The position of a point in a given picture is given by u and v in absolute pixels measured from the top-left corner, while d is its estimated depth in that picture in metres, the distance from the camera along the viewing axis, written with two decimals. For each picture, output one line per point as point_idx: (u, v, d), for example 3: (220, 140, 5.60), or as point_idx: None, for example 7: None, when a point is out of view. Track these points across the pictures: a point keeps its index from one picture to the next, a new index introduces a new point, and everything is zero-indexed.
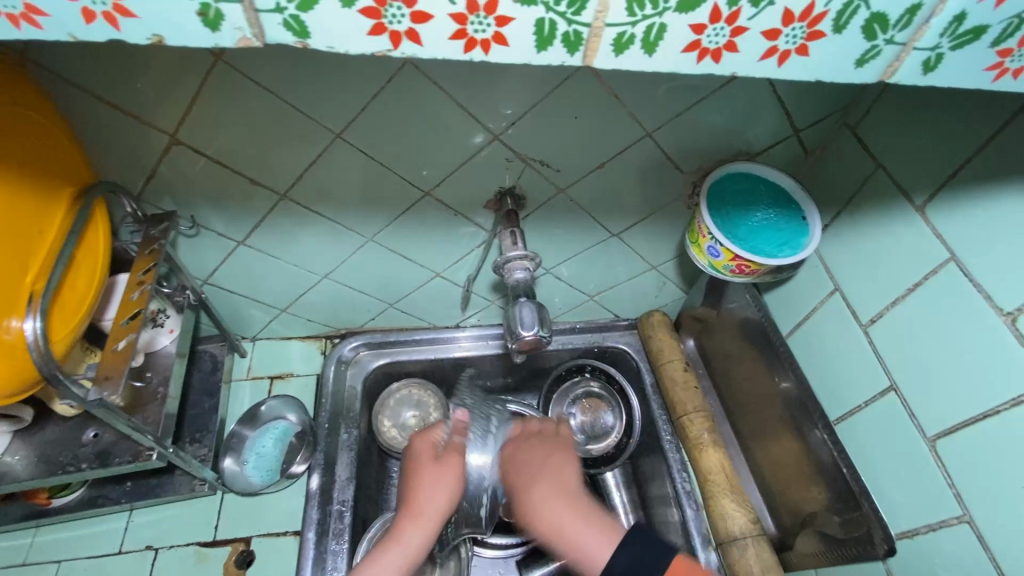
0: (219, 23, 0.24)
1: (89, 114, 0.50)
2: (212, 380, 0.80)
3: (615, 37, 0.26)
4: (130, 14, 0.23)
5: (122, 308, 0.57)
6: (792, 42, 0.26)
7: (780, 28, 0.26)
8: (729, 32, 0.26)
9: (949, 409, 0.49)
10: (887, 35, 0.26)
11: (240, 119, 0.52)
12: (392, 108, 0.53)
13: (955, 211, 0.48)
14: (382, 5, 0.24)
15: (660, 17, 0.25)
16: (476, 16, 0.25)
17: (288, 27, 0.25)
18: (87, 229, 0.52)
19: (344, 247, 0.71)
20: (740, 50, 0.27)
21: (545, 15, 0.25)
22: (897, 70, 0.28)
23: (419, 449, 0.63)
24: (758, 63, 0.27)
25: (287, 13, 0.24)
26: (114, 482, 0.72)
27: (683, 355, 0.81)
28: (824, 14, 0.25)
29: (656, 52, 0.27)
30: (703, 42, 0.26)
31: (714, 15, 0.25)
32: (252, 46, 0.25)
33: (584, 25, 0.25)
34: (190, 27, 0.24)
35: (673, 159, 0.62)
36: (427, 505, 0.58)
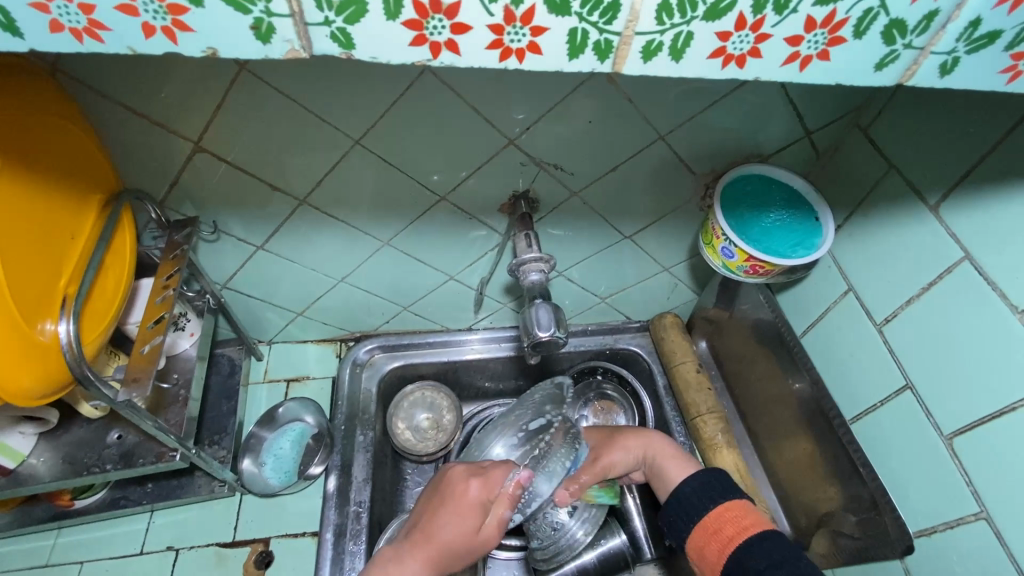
0: (271, 36, 0.25)
1: (120, 124, 0.51)
2: (230, 384, 0.82)
3: (645, 45, 0.27)
4: (188, 28, 0.24)
5: (147, 312, 0.59)
6: (812, 48, 0.27)
7: (803, 33, 0.27)
8: (753, 38, 0.27)
9: (965, 408, 0.49)
10: (904, 40, 0.27)
11: (264, 126, 0.54)
12: (411, 114, 0.54)
13: (968, 211, 0.49)
14: (424, 17, 0.25)
15: (688, 25, 0.26)
16: (513, 27, 0.26)
17: (333, 39, 0.26)
18: (115, 235, 0.54)
19: (360, 251, 0.73)
20: (764, 56, 0.28)
21: (578, 25, 0.26)
22: (914, 74, 0.29)
23: (453, 482, 0.58)
24: (780, 69, 0.28)
25: (333, 25, 0.25)
26: (136, 483, 0.74)
27: (695, 357, 0.81)
28: (845, 21, 0.26)
29: (684, 59, 0.27)
30: (728, 48, 0.27)
31: (738, 23, 0.26)
32: (300, 58, 0.27)
33: (615, 33, 0.26)
34: (244, 41, 0.25)
35: (686, 162, 0.63)
36: (446, 537, 0.55)
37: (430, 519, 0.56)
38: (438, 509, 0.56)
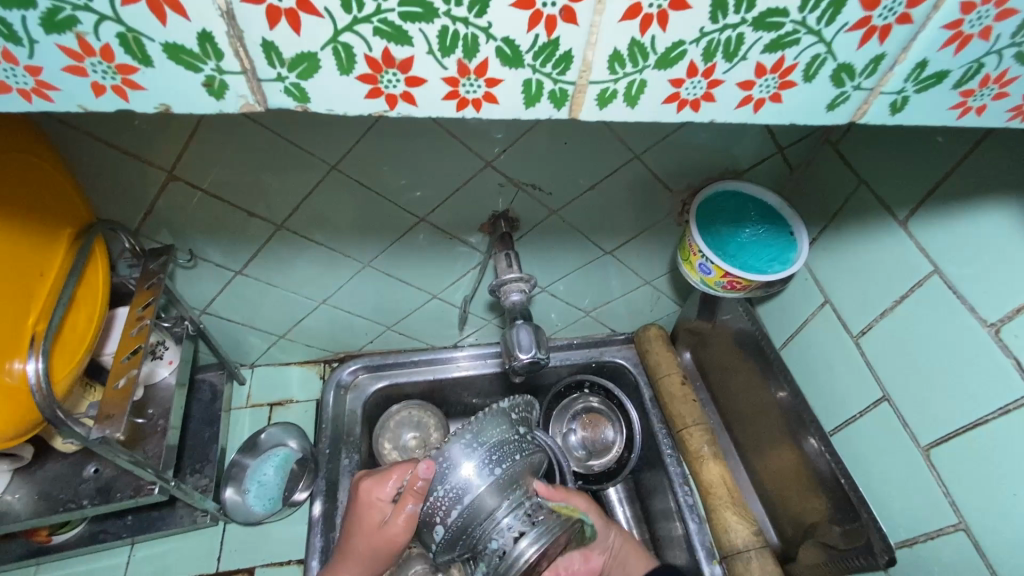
0: (223, 92, 0.25)
1: (91, 156, 0.51)
2: (213, 410, 0.80)
3: (599, 93, 0.27)
4: (139, 86, 0.24)
5: (121, 344, 0.57)
6: (766, 91, 0.28)
7: (754, 79, 0.27)
8: (706, 84, 0.27)
9: (940, 419, 0.50)
10: (854, 82, 0.28)
11: (238, 154, 0.53)
12: (386, 139, 0.54)
13: (936, 225, 0.50)
14: (378, 71, 0.25)
15: (641, 74, 0.26)
16: (468, 79, 0.26)
17: (288, 93, 0.26)
18: (87, 268, 0.53)
19: (341, 274, 0.72)
20: (717, 100, 0.28)
21: (532, 76, 0.26)
22: (866, 112, 0.29)
23: (364, 508, 0.63)
24: (735, 111, 0.29)
25: (287, 81, 0.25)
26: (115, 516, 0.72)
27: (680, 369, 0.81)
28: (794, 66, 0.27)
29: (639, 104, 0.28)
30: (682, 94, 0.28)
31: (691, 70, 0.26)
32: (255, 111, 0.27)
33: (569, 83, 0.27)
34: (195, 96, 0.25)
35: (662, 179, 0.64)
36: (359, 564, 0.63)
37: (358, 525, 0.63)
38: (352, 536, 0.63)
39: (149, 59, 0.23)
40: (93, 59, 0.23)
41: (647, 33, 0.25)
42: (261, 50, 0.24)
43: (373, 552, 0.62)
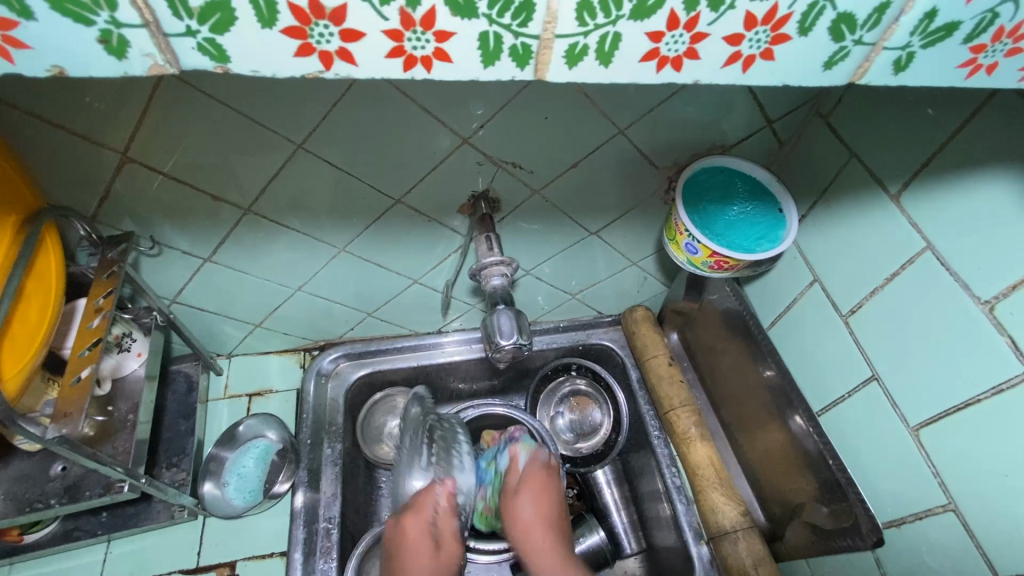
0: (125, 50, 0.22)
1: (31, 137, 0.47)
2: (189, 402, 0.78)
3: (568, 48, 0.25)
4: (22, 45, 0.21)
5: (80, 338, 0.55)
6: (756, 47, 0.25)
7: (743, 32, 0.25)
8: (689, 38, 0.25)
9: (930, 399, 0.49)
10: (854, 35, 0.25)
11: (194, 133, 0.50)
12: (353, 116, 0.51)
13: (929, 199, 0.48)
14: (306, 24, 0.22)
15: (614, 25, 0.24)
16: (414, 32, 0.23)
17: (203, 51, 0.23)
18: (36, 257, 0.49)
19: (316, 259, 0.69)
20: (701, 57, 0.26)
21: (489, 28, 0.23)
22: (867, 71, 0.27)
23: (413, 539, 0.60)
24: (722, 70, 0.26)
25: (199, 36, 0.22)
26: (89, 513, 0.70)
27: (667, 350, 0.80)
28: (789, 16, 0.24)
29: (613, 62, 0.25)
30: (662, 50, 0.25)
31: (672, 22, 0.24)
32: (166, 73, 0.24)
33: (532, 37, 0.24)
34: (97, 55, 0.22)
35: (648, 155, 0.61)
36: None
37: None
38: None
39: (29, 11, 0.20)
40: None
41: None
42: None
43: (434, 575, 0.59)
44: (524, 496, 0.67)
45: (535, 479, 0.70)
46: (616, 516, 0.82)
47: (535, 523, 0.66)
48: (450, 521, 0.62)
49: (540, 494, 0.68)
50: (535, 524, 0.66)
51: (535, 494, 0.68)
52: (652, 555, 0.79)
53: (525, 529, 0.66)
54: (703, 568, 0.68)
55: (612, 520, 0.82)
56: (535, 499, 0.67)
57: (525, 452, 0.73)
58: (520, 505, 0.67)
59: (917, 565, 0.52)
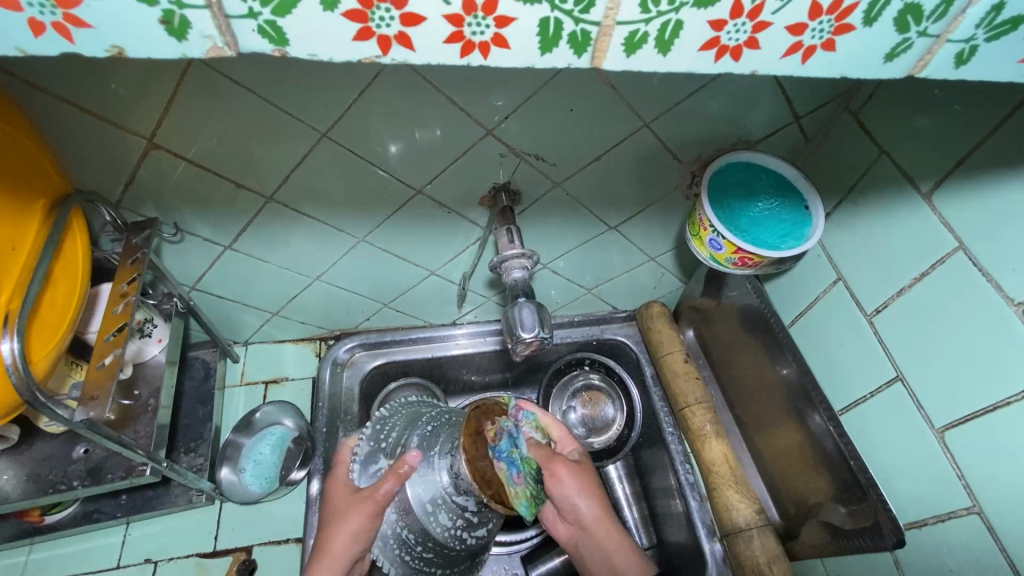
0: (186, 31, 0.22)
1: (63, 121, 0.47)
2: (206, 388, 0.79)
3: (627, 36, 0.24)
4: (84, 24, 0.22)
5: (105, 323, 0.55)
6: (817, 37, 0.25)
7: (806, 21, 0.24)
8: (750, 27, 0.24)
9: (957, 401, 0.49)
10: (919, 27, 0.25)
11: (222, 120, 0.50)
12: (379, 105, 0.50)
13: (962, 199, 0.47)
14: (368, 7, 0.22)
15: (677, 13, 0.23)
16: (474, 17, 0.23)
17: (263, 34, 0.23)
18: (64, 241, 0.50)
19: (335, 248, 0.69)
20: (762, 47, 0.25)
21: (550, 14, 0.23)
22: (927, 63, 0.27)
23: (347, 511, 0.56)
24: (781, 60, 0.26)
25: (260, 18, 0.22)
26: (109, 496, 0.71)
27: (683, 346, 0.80)
28: (854, 7, 0.24)
29: (672, 51, 0.25)
30: (722, 39, 0.25)
31: (735, 10, 0.24)
32: (225, 55, 0.24)
33: (592, 24, 0.24)
34: (153, 36, 0.22)
35: (672, 150, 0.61)
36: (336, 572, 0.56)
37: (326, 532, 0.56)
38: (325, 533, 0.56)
39: None
40: None
41: None
42: None
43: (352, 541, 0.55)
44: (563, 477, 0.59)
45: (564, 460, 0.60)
46: (628, 512, 0.83)
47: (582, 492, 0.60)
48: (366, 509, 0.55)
49: (582, 470, 0.62)
50: (597, 520, 0.61)
51: (582, 492, 0.60)
52: (662, 551, 0.79)
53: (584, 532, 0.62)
54: (716, 565, 0.68)
55: (623, 515, 0.83)
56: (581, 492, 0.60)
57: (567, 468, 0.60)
58: (576, 504, 0.60)
59: (937, 566, 0.52)
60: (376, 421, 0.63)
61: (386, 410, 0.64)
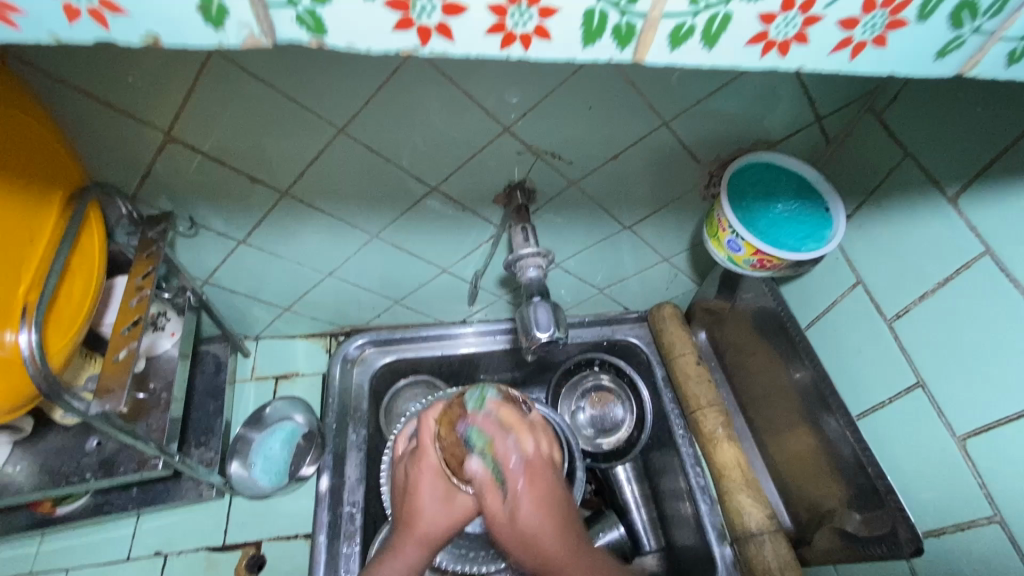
0: (223, 19, 0.22)
1: (84, 113, 0.47)
2: (217, 382, 0.79)
3: (673, 30, 0.24)
4: (120, 10, 0.21)
5: (121, 316, 0.55)
6: (869, 33, 0.24)
7: (859, 16, 0.24)
8: (800, 21, 0.24)
9: (982, 409, 0.48)
10: (975, 24, 0.24)
11: (241, 114, 0.50)
12: (397, 101, 0.50)
13: (991, 204, 0.47)
14: None
15: (726, 6, 0.23)
16: (519, 8, 0.23)
17: (301, 23, 0.23)
18: (82, 234, 0.50)
19: (348, 245, 0.69)
20: (810, 42, 0.25)
21: (597, 5, 0.23)
22: (978, 63, 0.26)
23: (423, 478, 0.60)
24: (829, 57, 0.26)
25: (300, 6, 0.22)
26: (120, 488, 0.71)
27: (695, 349, 0.79)
28: (909, 1, 0.23)
29: (718, 45, 0.25)
30: (770, 33, 0.24)
31: (786, 3, 0.23)
32: (260, 45, 0.23)
33: (639, 16, 0.23)
34: (188, 25, 0.22)
35: (690, 149, 0.60)
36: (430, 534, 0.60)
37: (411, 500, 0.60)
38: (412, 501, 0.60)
39: None
40: None
41: None
42: None
43: (442, 500, 0.60)
44: (518, 498, 0.58)
45: (522, 481, 0.59)
46: (636, 513, 0.82)
47: (542, 510, 0.58)
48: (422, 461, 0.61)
49: (540, 480, 0.59)
50: (568, 558, 0.57)
51: (530, 504, 0.58)
52: (670, 554, 0.78)
53: (525, 541, 0.58)
54: (726, 569, 0.68)
55: (631, 516, 0.82)
56: (533, 500, 0.58)
57: (534, 437, 0.61)
58: (525, 523, 0.57)
59: None
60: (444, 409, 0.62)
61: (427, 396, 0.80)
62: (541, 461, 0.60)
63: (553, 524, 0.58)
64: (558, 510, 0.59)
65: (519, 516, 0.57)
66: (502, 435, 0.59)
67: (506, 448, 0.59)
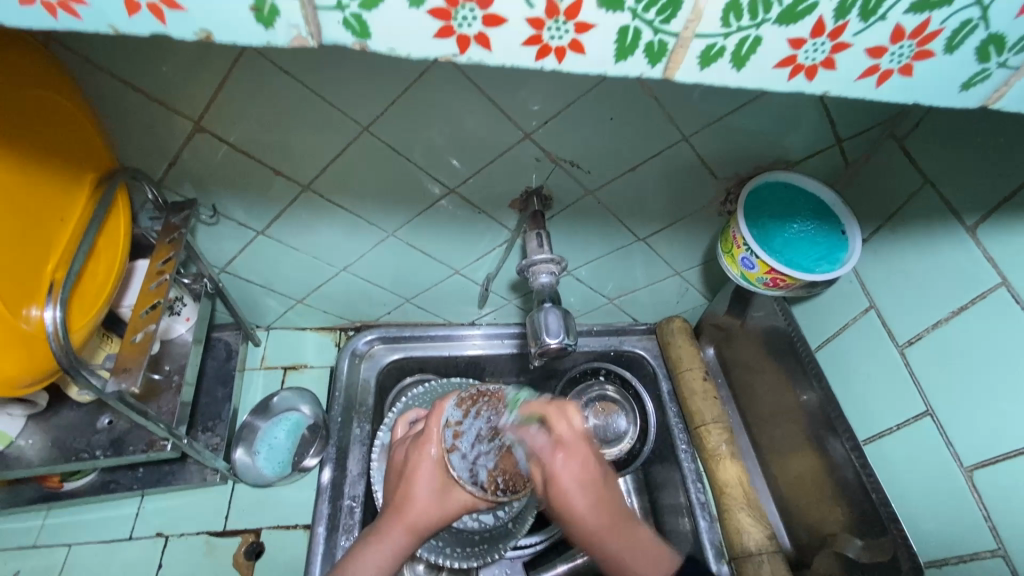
0: (274, 19, 0.23)
1: (120, 98, 0.48)
2: (227, 368, 0.80)
3: (703, 49, 0.25)
4: (177, 6, 0.22)
5: (141, 298, 0.57)
6: (896, 61, 0.25)
7: (887, 45, 0.24)
8: (829, 47, 0.24)
9: (990, 442, 0.48)
10: (1000, 58, 0.24)
11: (269, 106, 0.51)
12: (422, 102, 0.51)
13: (1010, 236, 0.46)
14: (453, 6, 0.23)
15: (758, 29, 0.24)
16: (555, 22, 0.23)
17: (346, 26, 0.24)
18: (108, 219, 0.51)
19: (365, 241, 0.70)
20: (838, 68, 0.25)
21: (631, 22, 0.23)
22: (1003, 95, 0.26)
23: (421, 464, 0.57)
24: (855, 83, 0.26)
25: (347, 11, 0.23)
26: (126, 468, 0.72)
27: (703, 364, 0.79)
28: (938, 33, 0.24)
29: (746, 67, 0.25)
30: (799, 58, 0.25)
31: (817, 29, 0.24)
32: (307, 45, 0.24)
33: (671, 35, 0.24)
34: (241, 24, 0.23)
35: (708, 165, 0.60)
36: (420, 519, 0.56)
37: (406, 486, 0.57)
38: (405, 486, 0.57)
39: None
40: None
41: None
42: None
43: (436, 491, 0.56)
44: (558, 457, 0.53)
45: (556, 448, 0.53)
46: None
47: (574, 481, 0.52)
48: (427, 454, 0.57)
49: (580, 449, 0.54)
50: (605, 532, 0.53)
51: (577, 487, 0.52)
52: None
53: (588, 536, 0.53)
54: None
55: None
56: (570, 459, 0.53)
57: (568, 419, 0.54)
58: (570, 500, 0.52)
59: None
60: (463, 399, 0.60)
61: (422, 389, 0.81)
62: (576, 436, 0.54)
63: (604, 499, 0.53)
64: (591, 498, 0.53)
65: (564, 486, 0.52)
66: (523, 431, 0.56)
67: (528, 436, 0.55)
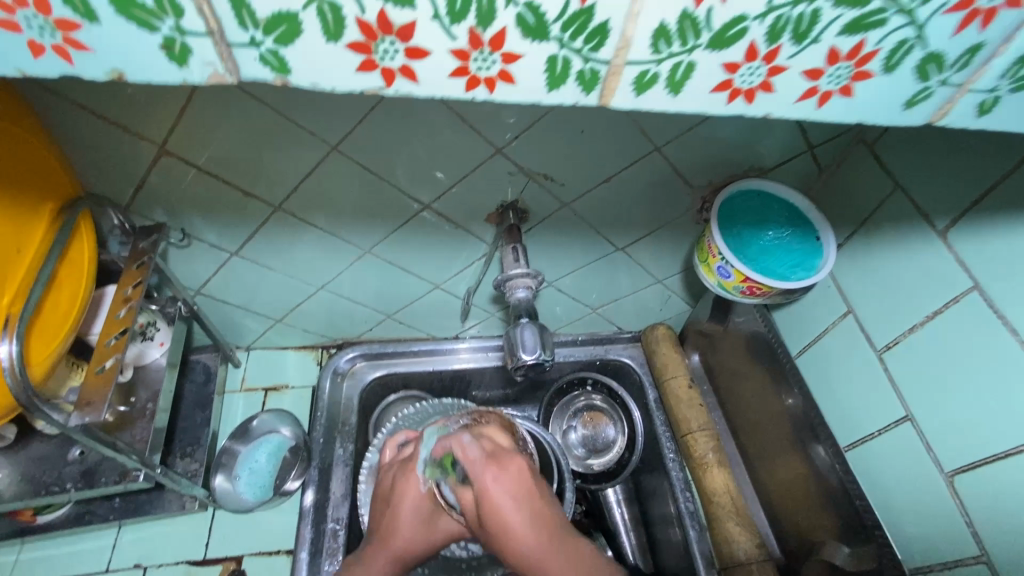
0: (187, 57, 0.23)
1: (76, 126, 0.47)
2: (206, 392, 0.78)
3: (637, 76, 0.24)
4: (84, 48, 0.22)
5: (108, 326, 0.55)
6: (834, 82, 0.25)
7: (824, 67, 0.24)
8: (765, 71, 0.24)
9: (967, 445, 0.48)
10: (941, 76, 0.25)
11: (234, 129, 0.50)
12: (390, 120, 0.50)
13: (980, 239, 0.46)
14: (372, 40, 0.23)
15: (690, 54, 0.24)
16: (480, 53, 0.23)
17: (265, 62, 0.23)
18: (70, 245, 0.50)
19: (341, 259, 0.69)
20: (776, 91, 0.25)
21: (558, 51, 0.23)
22: (948, 112, 0.27)
23: (410, 488, 0.56)
24: (795, 105, 0.26)
25: (262, 47, 0.23)
26: (102, 498, 0.70)
27: (688, 372, 0.78)
28: (875, 53, 0.24)
29: (683, 91, 0.25)
30: (735, 81, 0.25)
31: (750, 53, 0.24)
32: (225, 82, 0.24)
33: (601, 62, 0.24)
34: (154, 62, 0.23)
35: (682, 175, 0.60)
36: (406, 544, 0.54)
37: (393, 518, 0.56)
38: (393, 515, 0.56)
39: (93, 14, 0.21)
40: (27, 12, 0.21)
41: (702, 5, 0.22)
42: (231, 9, 0.21)
43: (422, 517, 0.55)
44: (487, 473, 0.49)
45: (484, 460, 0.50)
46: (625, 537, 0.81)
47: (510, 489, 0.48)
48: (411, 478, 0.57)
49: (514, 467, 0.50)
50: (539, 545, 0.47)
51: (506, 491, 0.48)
52: None
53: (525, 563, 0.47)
54: None
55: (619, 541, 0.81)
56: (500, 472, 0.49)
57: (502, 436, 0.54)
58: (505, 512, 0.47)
59: None
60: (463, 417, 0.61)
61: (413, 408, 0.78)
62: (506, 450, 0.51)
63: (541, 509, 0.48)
64: (528, 513, 0.48)
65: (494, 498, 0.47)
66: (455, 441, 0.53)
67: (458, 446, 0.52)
